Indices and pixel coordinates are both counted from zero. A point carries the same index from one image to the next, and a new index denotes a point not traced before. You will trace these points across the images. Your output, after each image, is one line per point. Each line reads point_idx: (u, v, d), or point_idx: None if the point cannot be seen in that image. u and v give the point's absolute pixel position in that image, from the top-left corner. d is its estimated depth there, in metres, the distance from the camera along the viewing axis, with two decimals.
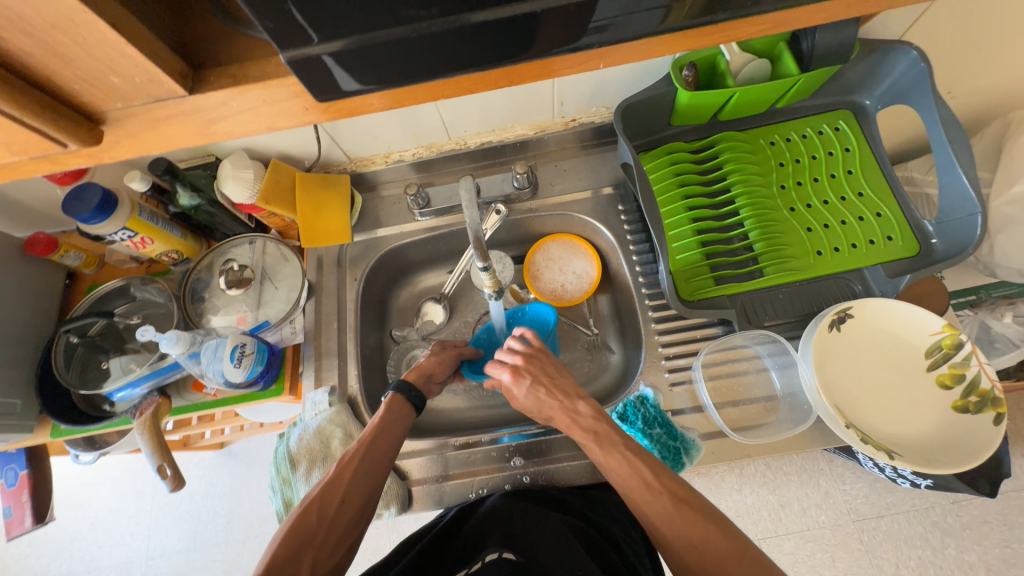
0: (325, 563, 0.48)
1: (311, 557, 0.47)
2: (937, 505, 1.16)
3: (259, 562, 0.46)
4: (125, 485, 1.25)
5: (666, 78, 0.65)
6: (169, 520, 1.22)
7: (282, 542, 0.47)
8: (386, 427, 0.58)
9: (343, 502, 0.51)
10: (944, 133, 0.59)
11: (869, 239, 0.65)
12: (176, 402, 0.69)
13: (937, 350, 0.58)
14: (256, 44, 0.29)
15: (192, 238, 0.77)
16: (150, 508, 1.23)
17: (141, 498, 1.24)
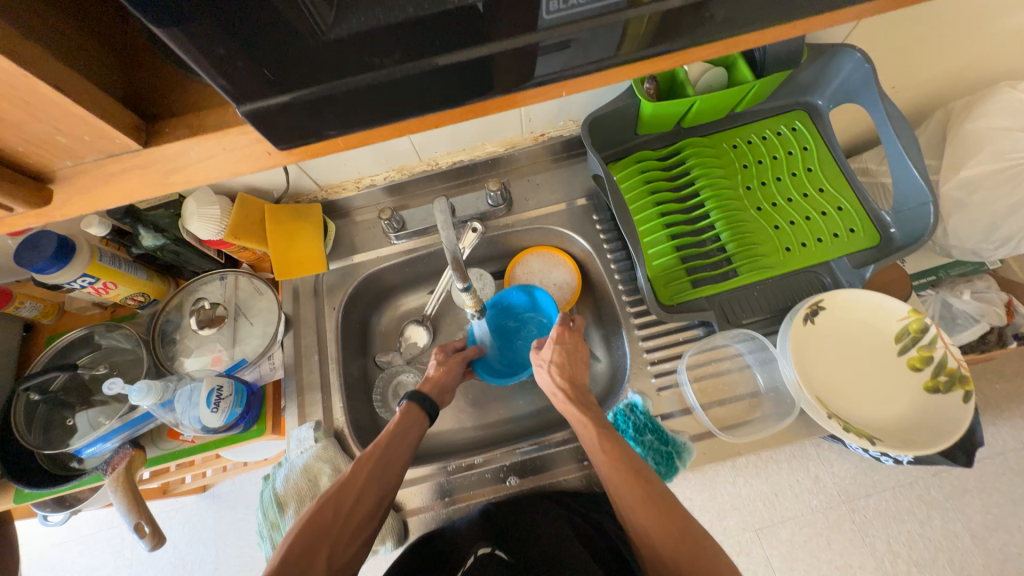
0: (337, 561, 0.47)
1: (326, 555, 0.47)
2: (920, 479, 1.21)
3: (273, 555, 0.45)
4: (100, 541, 1.18)
5: (629, 90, 0.66)
6: (152, 573, 1.16)
7: (298, 535, 0.47)
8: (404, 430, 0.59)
9: (357, 502, 0.51)
10: (893, 129, 0.62)
11: (833, 233, 0.67)
12: (151, 452, 0.66)
13: (905, 334, 0.60)
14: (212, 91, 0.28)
15: (159, 278, 0.75)
16: (130, 563, 1.16)
17: (119, 553, 1.17)
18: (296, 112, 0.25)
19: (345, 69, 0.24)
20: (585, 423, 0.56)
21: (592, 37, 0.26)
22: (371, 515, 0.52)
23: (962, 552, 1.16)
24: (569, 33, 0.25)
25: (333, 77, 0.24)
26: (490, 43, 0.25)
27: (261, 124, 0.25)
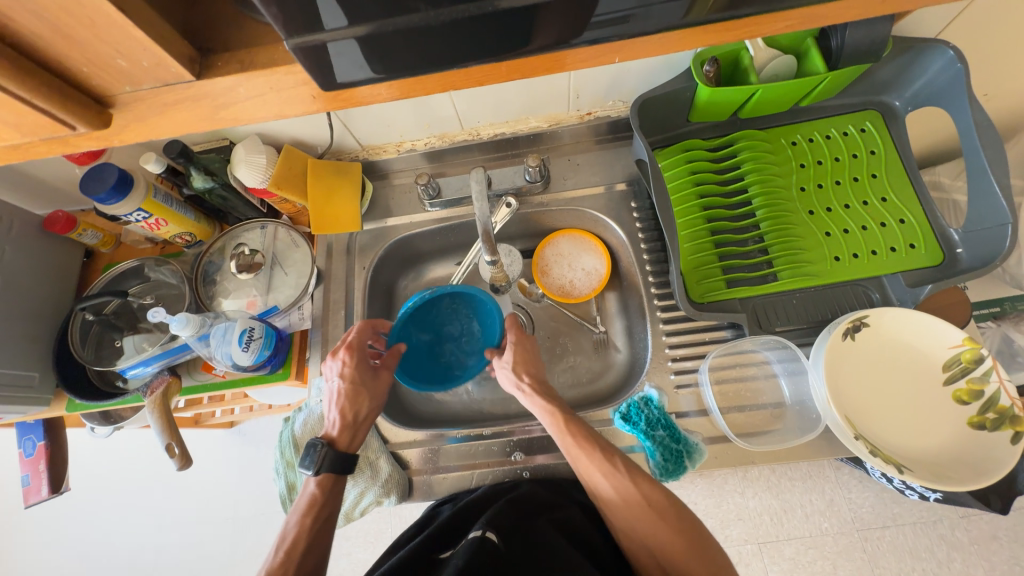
0: None
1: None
2: (945, 518, 1.14)
3: None
4: (138, 458, 1.29)
5: (687, 72, 0.63)
6: (179, 494, 1.26)
7: None
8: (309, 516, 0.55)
9: None
10: (978, 138, 0.57)
11: (890, 246, 0.63)
12: (186, 381, 0.71)
13: (956, 363, 0.56)
14: (264, 29, 0.28)
15: (206, 221, 0.78)
16: (161, 481, 1.27)
17: (152, 471, 1.27)
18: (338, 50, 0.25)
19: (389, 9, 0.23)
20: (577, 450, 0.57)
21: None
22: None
23: None
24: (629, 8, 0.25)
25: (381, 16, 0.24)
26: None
27: (307, 61, 0.25)
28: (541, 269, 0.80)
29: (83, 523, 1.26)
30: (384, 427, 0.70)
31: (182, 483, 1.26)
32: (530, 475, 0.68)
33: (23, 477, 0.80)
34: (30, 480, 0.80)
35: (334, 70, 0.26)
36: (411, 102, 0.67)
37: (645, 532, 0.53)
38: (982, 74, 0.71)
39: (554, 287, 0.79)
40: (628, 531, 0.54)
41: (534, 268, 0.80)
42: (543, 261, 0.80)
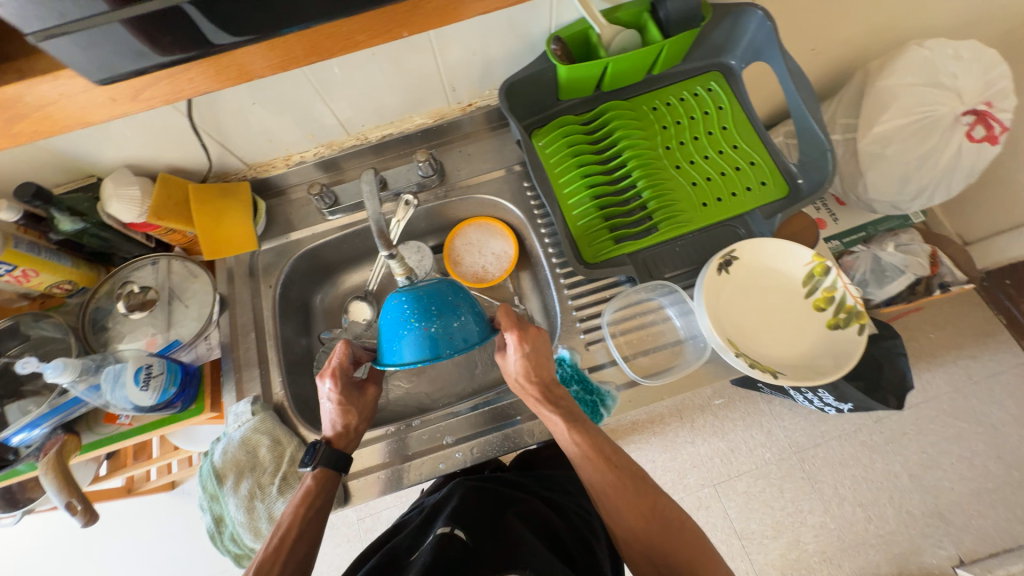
0: None
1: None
2: (862, 426, 1.27)
3: None
4: (66, 545, 1.16)
5: (544, 54, 0.68)
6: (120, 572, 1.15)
7: None
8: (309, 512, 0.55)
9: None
10: (792, 82, 0.65)
11: (746, 186, 0.71)
12: (87, 437, 0.66)
13: (811, 278, 0.64)
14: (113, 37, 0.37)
15: (87, 267, 0.73)
16: (98, 563, 1.15)
17: (86, 555, 1.16)
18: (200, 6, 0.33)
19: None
20: (590, 456, 0.58)
21: None
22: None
23: (902, 492, 1.22)
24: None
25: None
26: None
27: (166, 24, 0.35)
28: (455, 260, 0.82)
29: None
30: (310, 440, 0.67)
31: (121, 560, 1.15)
32: (463, 456, 0.68)
33: None
34: None
35: (205, 33, 0.34)
36: (286, 112, 0.68)
37: (645, 537, 0.54)
38: (798, 30, 0.82)
39: (469, 275, 0.81)
40: (625, 535, 0.56)
41: (449, 261, 0.83)
42: (458, 253, 0.83)
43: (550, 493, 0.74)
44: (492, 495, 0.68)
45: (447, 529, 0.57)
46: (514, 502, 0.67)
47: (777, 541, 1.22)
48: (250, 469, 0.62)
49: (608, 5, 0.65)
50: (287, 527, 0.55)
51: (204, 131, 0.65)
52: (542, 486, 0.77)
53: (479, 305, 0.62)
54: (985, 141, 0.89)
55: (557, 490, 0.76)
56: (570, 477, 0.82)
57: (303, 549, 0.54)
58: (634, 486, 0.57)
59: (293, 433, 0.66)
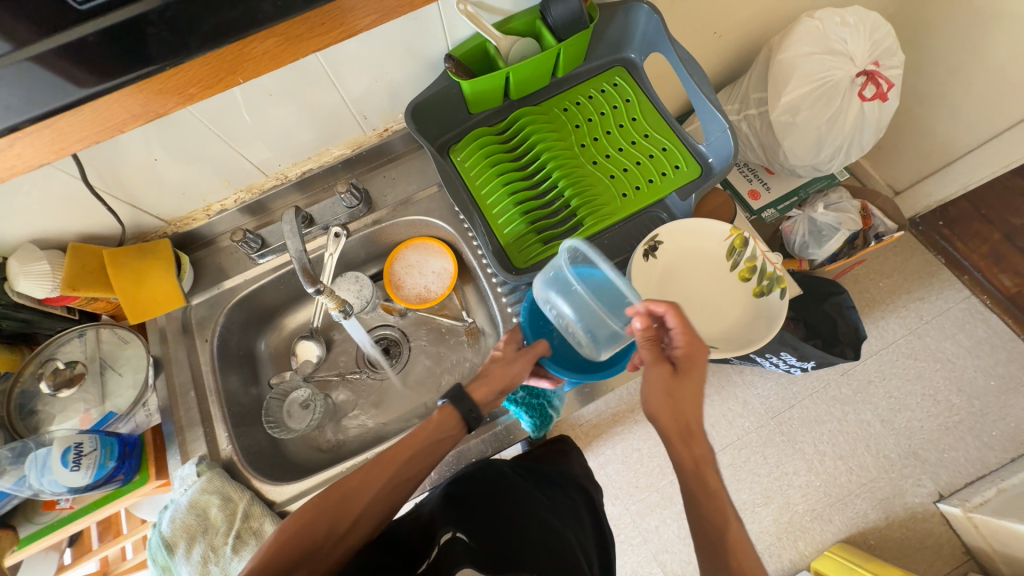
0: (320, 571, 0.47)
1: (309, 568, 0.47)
2: (830, 381, 1.31)
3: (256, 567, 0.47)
4: None
5: (445, 73, 0.69)
6: None
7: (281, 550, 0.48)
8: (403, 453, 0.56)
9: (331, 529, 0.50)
10: (685, 68, 0.68)
11: (661, 172, 0.73)
12: (24, 530, 0.62)
13: (732, 250, 0.65)
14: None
15: (9, 350, 0.70)
16: None
17: None
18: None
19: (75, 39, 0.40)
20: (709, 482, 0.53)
21: None
22: (361, 542, 0.52)
23: (876, 437, 1.26)
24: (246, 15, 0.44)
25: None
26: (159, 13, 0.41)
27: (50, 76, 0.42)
28: (400, 282, 0.82)
29: None
30: (264, 491, 0.65)
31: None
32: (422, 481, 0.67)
33: None
34: None
35: None
36: (192, 163, 0.66)
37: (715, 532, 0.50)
38: (694, 17, 0.86)
39: (412, 297, 0.81)
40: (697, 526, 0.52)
41: (393, 284, 0.82)
42: (404, 274, 0.82)
43: (542, 487, 0.67)
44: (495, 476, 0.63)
45: (451, 534, 0.52)
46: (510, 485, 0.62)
47: (768, 507, 1.24)
48: (203, 531, 0.60)
49: (499, 18, 0.66)
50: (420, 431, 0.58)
51: (107, 194, 0.64)
52: (538, 482, 0.68)
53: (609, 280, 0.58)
54: (877, 98, 0.93)
55: (547, 480, 0.70)
56: (563, 470, 0.75)
57: (412, 469, 0.56)
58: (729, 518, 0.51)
59: (245, 486, 0.64)
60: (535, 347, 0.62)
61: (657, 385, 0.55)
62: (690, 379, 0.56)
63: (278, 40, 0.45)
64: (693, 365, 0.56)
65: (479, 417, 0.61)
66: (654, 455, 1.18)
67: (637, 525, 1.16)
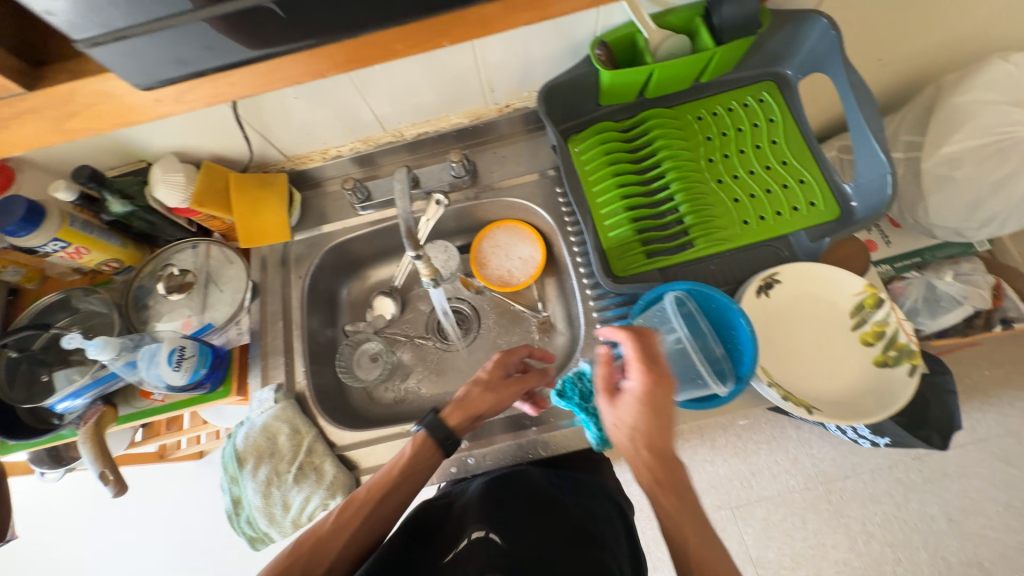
0: None
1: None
2: (899, 462, 1.19)
3: None
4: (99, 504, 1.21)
5: (587, 58, 0.65)
6: (140, 538, 1.17)
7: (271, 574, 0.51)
8: (381, 485, 0.57)
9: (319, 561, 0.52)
10: (854, 98, 0.61)
11: (793, 206, 0.67)
12: (124, 410, 0.70)
13: (860, 308, 0.59)
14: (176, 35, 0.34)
15: (134, 246, 0.77)
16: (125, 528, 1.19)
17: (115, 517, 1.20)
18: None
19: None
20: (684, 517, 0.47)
21: None
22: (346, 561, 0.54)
23: (938, 535, 1.14)
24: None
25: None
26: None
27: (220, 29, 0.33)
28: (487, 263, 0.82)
29: None
30: (329, 431, 0.68)
31: (136, 527, 1.17)
32: (475, 461, 0.67)
33: None
34: None
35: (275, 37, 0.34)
36: (325, 107, 0.68)
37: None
38: (867, 40, 0.76)
39: (493, 278, 0.80)
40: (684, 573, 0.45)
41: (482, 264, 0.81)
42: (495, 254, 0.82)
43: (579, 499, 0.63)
44: (519, 483, 0.62)
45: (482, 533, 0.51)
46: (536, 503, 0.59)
47: (795, 573, 1.16)
48: (270, 455, 0.63)
49: (659, 9, 0.61)
50: (391, 479, 0.57)
51: (246, 123, 0.66)
52: (574, 490, 0.64)
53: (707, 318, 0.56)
54: None
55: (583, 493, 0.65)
56: (600, 483, 0.70)
57: (385, 512, 0.56)
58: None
59: (312, 422, 0.67)
60: (532, 377, 0.66)
61: (618, 419, 0.51)
62: (664, 411, 0.49)
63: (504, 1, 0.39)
64: (665, 399, 0.49)
65: (455, 441, 0.61)
66: None
67: (650, 552, 1.12)
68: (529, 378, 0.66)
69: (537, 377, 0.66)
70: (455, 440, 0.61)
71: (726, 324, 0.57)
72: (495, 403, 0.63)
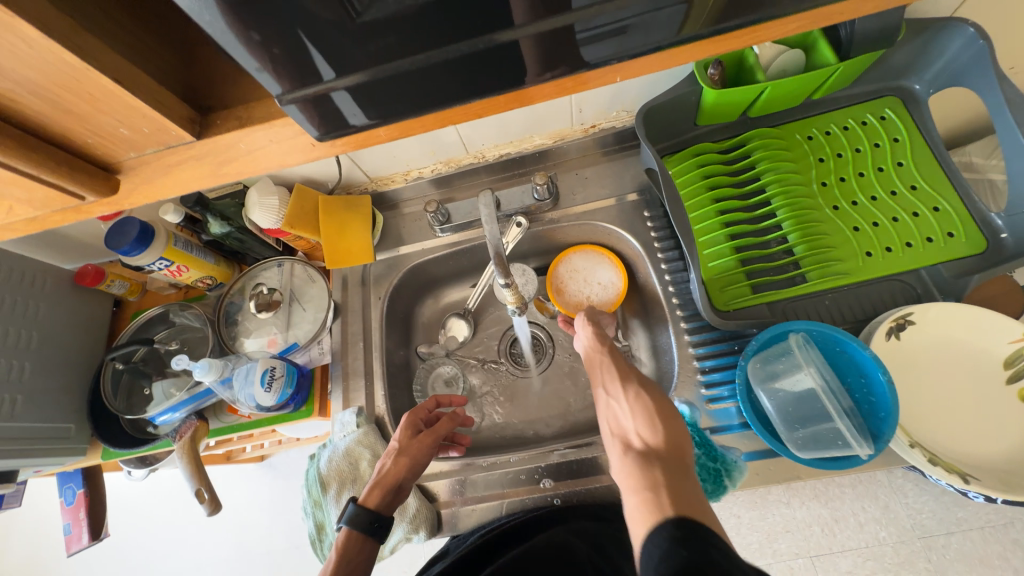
0: None
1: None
2: (1017, 520, 0.90)
3: None
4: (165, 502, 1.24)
5: (690, 77, 0.61)
6: (206, 537, 1.21)
7: None
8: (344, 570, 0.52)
9: None
10: (1011, 116, 0.53)
11: (926, 237, 0.59)
12: (213, 424, 0.72)
13: (1019, 359, 0.51)
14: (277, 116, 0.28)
15: (226, 264, 0.80)
16: (187, 528, 1.22)
17: (177, 517, 1.23)
18: (325, 55, 0.25)
19: (410, 48, 0.25)
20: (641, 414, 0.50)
21: (652, 18, 0.25)
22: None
23: None
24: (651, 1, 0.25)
25: (320, 59, 0.25)
26: (520, 26, 0.25)
27: (328, 105, 0.27)
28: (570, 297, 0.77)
29: (114, 565, 1.23)
30: None
31: (203, 523, 1.21)
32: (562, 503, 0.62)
33: (66, 526, 0.85)
34: (72, 528, 0.86)
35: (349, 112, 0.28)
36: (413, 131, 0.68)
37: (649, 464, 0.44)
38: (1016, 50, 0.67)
39: (571, 304, 0.76)
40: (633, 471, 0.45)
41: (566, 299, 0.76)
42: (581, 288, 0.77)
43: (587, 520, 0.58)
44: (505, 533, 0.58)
45: None
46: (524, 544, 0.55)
47: None
48: (352, 480, 0.64)
49: None
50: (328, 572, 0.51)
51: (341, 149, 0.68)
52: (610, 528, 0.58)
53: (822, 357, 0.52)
54: None
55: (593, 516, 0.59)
56: None
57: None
58: (678, 448, 0.46)
59: None
60: (440, 427, 0.63)
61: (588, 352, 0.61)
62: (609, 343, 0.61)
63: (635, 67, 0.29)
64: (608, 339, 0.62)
65: (385, 520, 0.55)
66: (754, 528, 1.01)
67: None
68: (438, 428, 0.63)
69: (446, 424, 0.64)
70: (385, 520, 0.55)
71: (849, 370, 0.52)
72: (411, 463, 0.59)
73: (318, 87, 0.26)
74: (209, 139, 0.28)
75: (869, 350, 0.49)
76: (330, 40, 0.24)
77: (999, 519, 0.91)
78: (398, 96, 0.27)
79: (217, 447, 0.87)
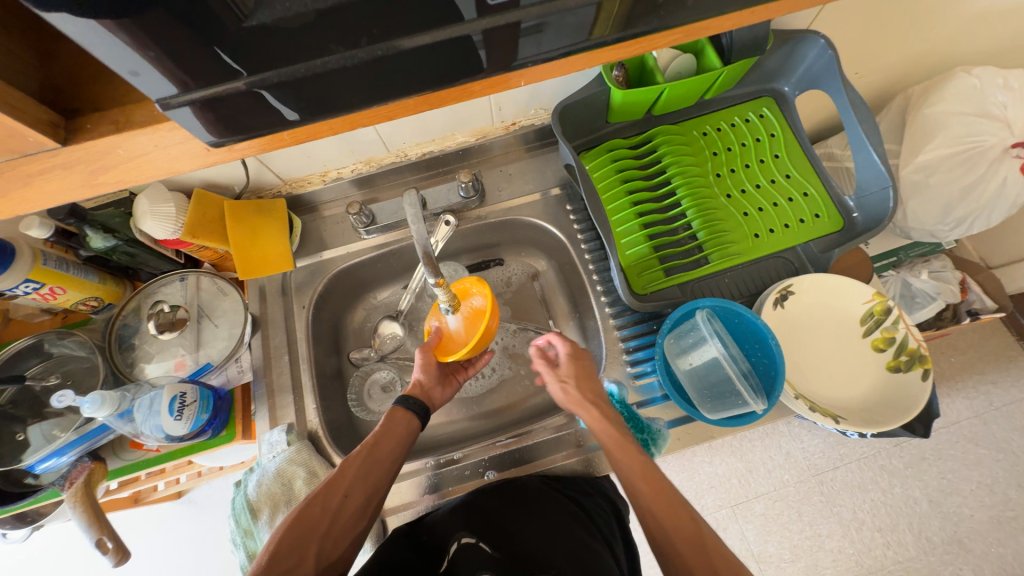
0: (331, 548, 0.50)
1: (316, 546, 0.49)
2: (881, 450, 1.08)
3: (264, 546, 0.48)
4: (55, 561, 1.07)
5: (599, 78, 0.65)
6: None
7: (285, 531, 0.48)
8: (387, 440, 0.57)
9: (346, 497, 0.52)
10: (854, 115, 0.63)
11: (799, 218, 0.69)
12: (113, 463, 0.64)
13: (870, 317, 0.61)
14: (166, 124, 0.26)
15: (114, 282, 0.70)
16: None
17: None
18: (217, 54, 0.23)
19: (307, 54, 0.24)
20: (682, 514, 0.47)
21: (563, 24, 0.26)
22: (362, 509, 0.53)
23: None
24: (541, 15, 0.25)
25: (203, 70, 0.23)
26: (427, 31, 0.25)
27: (222, 110, 0.25)
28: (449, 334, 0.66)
29: None
30: None
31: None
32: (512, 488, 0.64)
33: None
34: None
35: (249, 115, 0.26)
36: None
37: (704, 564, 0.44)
38: (862, 64, 0.78)
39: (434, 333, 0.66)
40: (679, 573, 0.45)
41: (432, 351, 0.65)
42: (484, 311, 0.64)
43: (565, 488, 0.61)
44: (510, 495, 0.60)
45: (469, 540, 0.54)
46: (511, 524, 0.56)
47: None
48: (286, 502, 0.61)
49: None
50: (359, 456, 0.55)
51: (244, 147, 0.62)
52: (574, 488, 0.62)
53: (753, 338, 0.59)
54: None
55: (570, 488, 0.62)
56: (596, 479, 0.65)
57: (380, 459, 0.56)
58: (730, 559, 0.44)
59: (328, 463, 0.65)
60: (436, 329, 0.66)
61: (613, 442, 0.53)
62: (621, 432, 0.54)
63: (550, 69, 0.30)
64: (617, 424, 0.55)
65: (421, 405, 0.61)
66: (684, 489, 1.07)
67: None
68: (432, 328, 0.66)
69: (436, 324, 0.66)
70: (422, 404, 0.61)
71: (751, 336, 0.59)
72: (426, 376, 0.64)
73: (209, 91, 0.24)
74: (82, 145, 0.25)
75: (758, 319, 0.56)
76: (213, 41, 0.22)
77: (869, 450, 1.08)
78: (303, 94, 0.26)
79: (120, 488, 0.77)
